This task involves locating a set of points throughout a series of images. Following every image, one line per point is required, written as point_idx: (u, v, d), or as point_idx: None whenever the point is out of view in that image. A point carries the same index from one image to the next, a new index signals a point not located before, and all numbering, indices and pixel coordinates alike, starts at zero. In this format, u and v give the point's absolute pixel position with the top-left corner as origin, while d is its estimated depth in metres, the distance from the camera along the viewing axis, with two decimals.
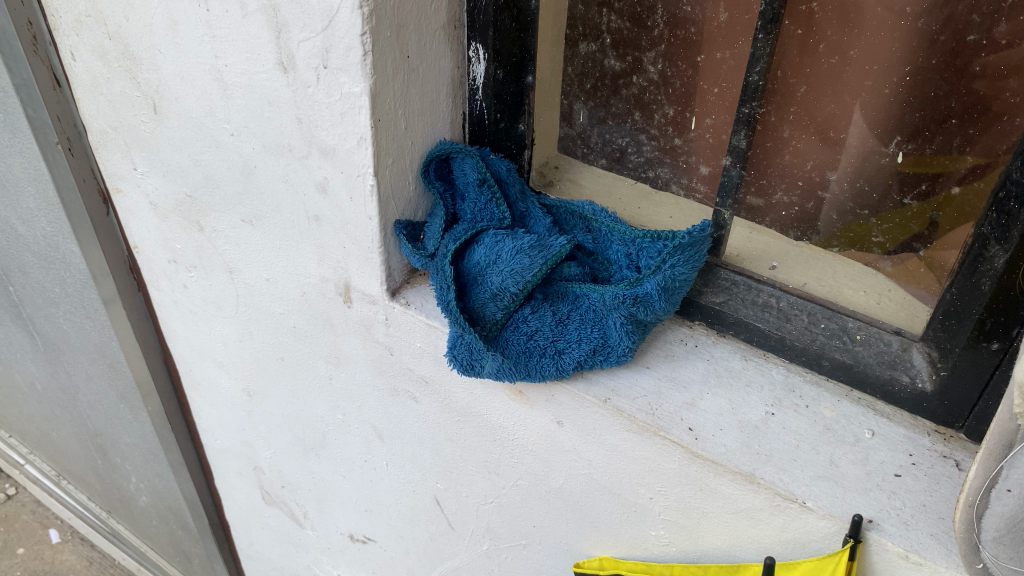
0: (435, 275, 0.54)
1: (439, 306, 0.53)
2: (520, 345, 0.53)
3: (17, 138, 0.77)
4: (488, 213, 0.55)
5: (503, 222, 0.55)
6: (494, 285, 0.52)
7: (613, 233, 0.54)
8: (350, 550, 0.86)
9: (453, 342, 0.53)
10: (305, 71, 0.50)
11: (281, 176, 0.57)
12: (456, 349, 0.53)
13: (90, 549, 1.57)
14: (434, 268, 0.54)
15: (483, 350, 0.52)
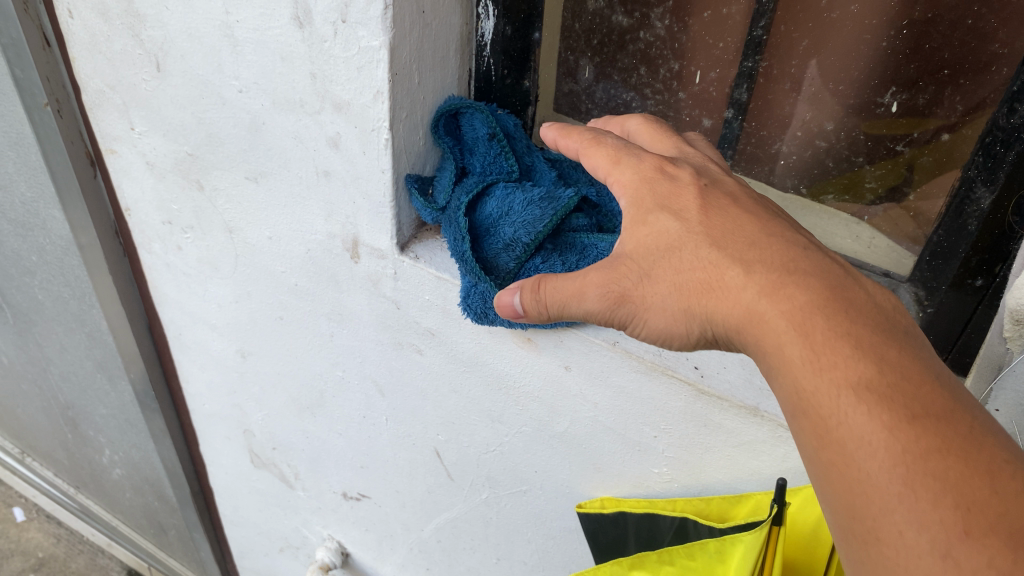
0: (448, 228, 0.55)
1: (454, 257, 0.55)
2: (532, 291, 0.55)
3: None
4: (497, 166, 0.57)
5: (513, 175, 0.57)
6: (507, 235, 0.54)
7: None
8: (342, 508, 0.89)
9: (467, 292, 0.54)
10: (322, 26, 0.51)
11: (290, 132, 0.58)
12: (470, 299, 0.54)
13: (57, 526, 1.56)
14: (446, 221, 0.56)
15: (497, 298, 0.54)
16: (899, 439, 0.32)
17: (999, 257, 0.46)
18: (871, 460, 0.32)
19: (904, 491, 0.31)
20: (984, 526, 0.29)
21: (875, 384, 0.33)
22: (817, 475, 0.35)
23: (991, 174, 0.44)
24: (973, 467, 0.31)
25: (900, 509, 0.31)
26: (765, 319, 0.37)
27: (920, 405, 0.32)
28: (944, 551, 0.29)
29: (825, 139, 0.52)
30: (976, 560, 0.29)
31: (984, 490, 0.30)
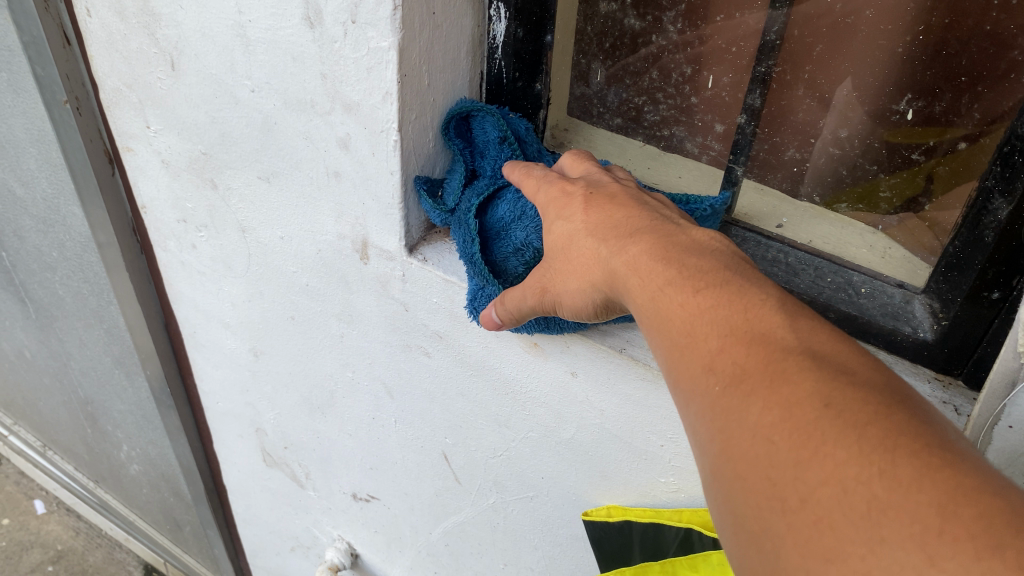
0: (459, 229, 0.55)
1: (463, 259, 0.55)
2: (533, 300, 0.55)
3: (21, 97, 0.77)
4: None
5: None
6: (517, 240, 0.53)
7: None
8: (352, 509, 0.89)
9: (475, 295, 0.55)
10: (332, 27, 0.51)
11: (301, 133, 0.58)
12: (476, 300, 0.55)
13: (76, 519, 1.58)
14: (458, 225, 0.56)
15: None
16: (686, 305, 0.35)
17: (1016, 269, 0.44)
18: (670, 329, 0.35)
19: (691, 343, 0.34)
20: (743, 350, 0.32)
21: (673, 272, 0.37)
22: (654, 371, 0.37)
23: (1010, 184, 0.42)
24: (740, 308, 0.34)
25: (688, 358, 0.34)
26: (613, 268, 0.41)
27: (705, 280, 0.36)
28: (717, 380, 0.32)
29: (839, 146, 0.51)
30: (735, 377, 0.32)
31: (746, 324, 0.33)
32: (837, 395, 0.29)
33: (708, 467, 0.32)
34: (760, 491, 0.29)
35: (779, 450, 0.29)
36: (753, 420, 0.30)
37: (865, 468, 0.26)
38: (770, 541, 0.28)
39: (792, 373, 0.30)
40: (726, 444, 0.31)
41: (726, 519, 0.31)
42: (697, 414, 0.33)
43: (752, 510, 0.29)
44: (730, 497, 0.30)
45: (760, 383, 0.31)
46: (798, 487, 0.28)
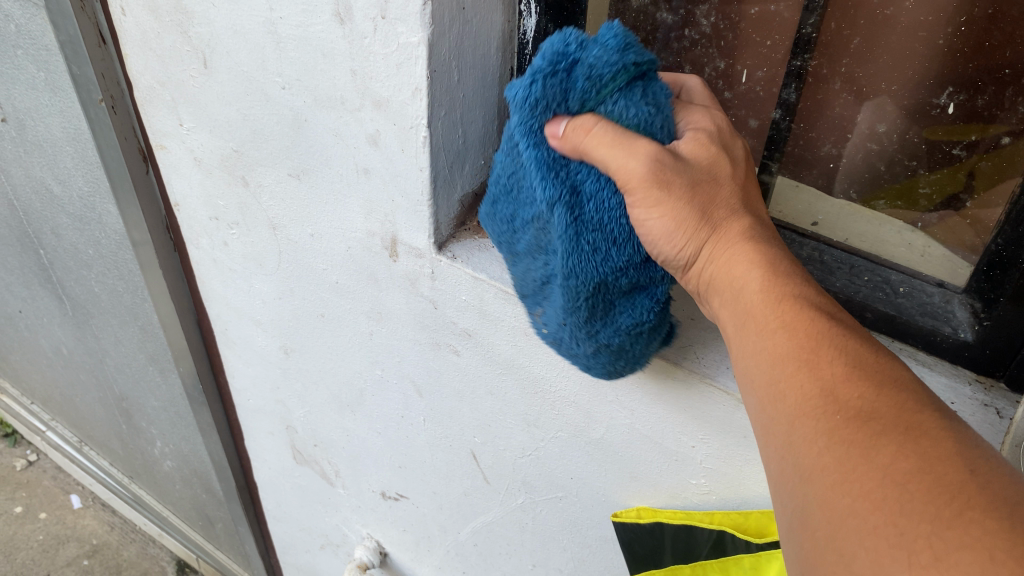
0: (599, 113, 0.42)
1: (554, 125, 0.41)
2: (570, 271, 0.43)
3: (59, 96, 0.78)
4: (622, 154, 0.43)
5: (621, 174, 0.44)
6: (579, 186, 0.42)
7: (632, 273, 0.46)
8: (381, 508, 0.89)
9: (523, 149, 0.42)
10: (362, 22, 0.51)
11: (331, 129, 0.58)
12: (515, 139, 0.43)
13: (111, 514, 1.61)
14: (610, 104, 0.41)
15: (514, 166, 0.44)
16: (822, 336, 0.35)
17: None
18: (783, 339, 0.36)
19: (810, 358, 0.35)
20: (872, 393, 0.33)
21: (797, 290, 0.38)
22: (741, 377, 0.38)
23: None
24: (875, 359, 0.34)
25: (808, 385, 0.34)
26: (729, 237, 0.40)
27: (840, 322, 0.36)
28: (839, 398, 0.33)
29: (877, 141, 0.50)
30: (863, 416, 0.32)
31: (881, 373, 0.34)
32: (973, 460, 0.30)
33: (802, 471, 0.33)
34: (861, 502, 0.30)
35: (910, 490, 0.29)
36: (880, 460, 0.30)
37: (976, 510, 0.28)
38: (861, 550, 0.29)
39: (928, 430, 0.31)
40: (832, 454, 0.32)
41: (813, 520, 0.32)
42: (800, 422, 0.34)
43: (861, 538, 0.30)
44: (835, 523, 0.31)
45: (893, 428, 0.31)
46: (906, 507, 0.29)
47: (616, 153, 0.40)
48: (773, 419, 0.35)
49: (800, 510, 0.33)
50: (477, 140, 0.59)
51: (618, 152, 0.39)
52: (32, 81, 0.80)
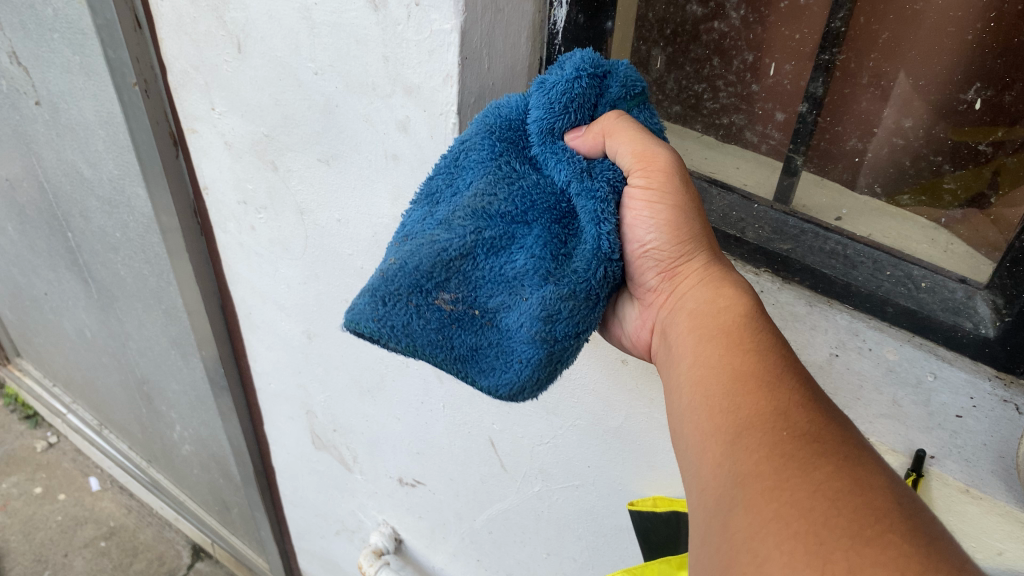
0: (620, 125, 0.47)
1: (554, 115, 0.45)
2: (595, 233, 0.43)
3: (93, 80, 0.80)
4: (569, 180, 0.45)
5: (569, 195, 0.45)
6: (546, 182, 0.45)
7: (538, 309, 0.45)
8: (398, 494, 0.90)
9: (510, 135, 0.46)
10: (396, 9, 0.52)
11: (362, 115, 0.59)
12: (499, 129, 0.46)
13: (128, 498, 1.63)
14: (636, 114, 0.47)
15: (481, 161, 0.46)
16: (784, 369, 0.40)
17: None
18: (750, 367, 0.40)
19: (770, 386, 0.39)
20: (819, 423, 0.37)
21: (766, 333, 0.42)
22: (693, 394, 0.42)
23: None
24: (822, 401, 0.39)
25: (765, 401, 0.38)
26: (698, 275, 0.45)
27: (796, 363, 0.41)
28: (788, 424, 0.37)
29: (902, 136, 0.50)
30: (806, 437, 0.36)
31: (828, 412, 0.38)
32: (898, 500, 0.34)
33: (735, 478, 0.36)
34: (788, 512, 0.34)
35: (840, 507, 0.33)
36: (819, 474, 0.35)
37: (893, 536, 0.32)
38: (777, 554, 0.33)
39: (861, 464, 0.36)
40: (772, 466, 0.35)
41: (736, 521, 0.35)
42: (745, 438, 0.37)
43: (777, 537, 0.33)
44: (752, 518, 0.34)
45: (832, 454, 0.36)
46: (832, 525, 0.33)
47: (645, 138, 0.44)
48: (718, 432, 0.39)
49: (718, 504, 0.37)
50: None
51: (630, 143, 0.43)
52: (67, 65, 0.82)
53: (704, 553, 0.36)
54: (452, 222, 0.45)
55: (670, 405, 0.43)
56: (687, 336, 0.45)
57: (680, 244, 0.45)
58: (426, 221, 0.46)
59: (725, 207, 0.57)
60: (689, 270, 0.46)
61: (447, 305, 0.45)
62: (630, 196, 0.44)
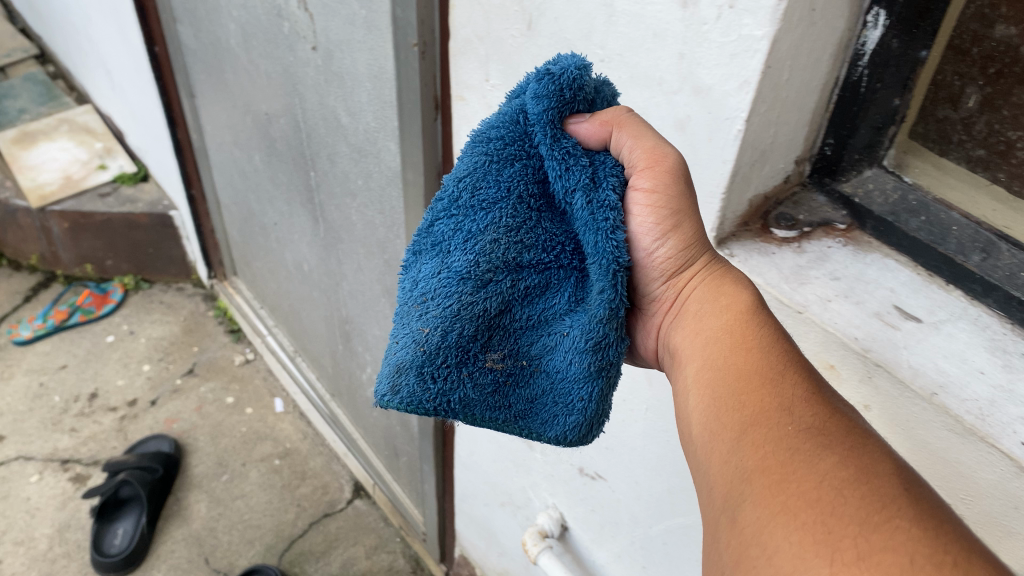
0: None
1: (546, 146, 0.51)
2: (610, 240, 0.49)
3: (372, 35, 0.85)
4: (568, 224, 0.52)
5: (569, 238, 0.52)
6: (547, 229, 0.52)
7: (559, 348, 0.52)
8: (575, 483, 0.90)
9: (502, 179, 0.52)
10: (706, 9, 0.51)
11: (639, 108, 0.59)
12: (502, 168, 0.52)
13: (306, 425, 1.77)
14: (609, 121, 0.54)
15: (480, 214, 0.52)
16: (788, 371, 0.46)
17: None
18: (754, 365, 0.47)
19: (772, 382, 0.45)
20: (818, 416, 0.43)
21: (770, 328, 0.49)
22: (705, 393, 0.48)
23: None
24: (821, 392, 0.45)
25: (766, 404, 0.45)
26: (708, 281, 0.52)
27: (800, 360, 0.47)
28: (785, 419, 0.43)
29: None
30: (808, 434, 0.42)
31: (827, 401, 0.44)
32: (905, 480, 0.39)
33: (741, 474, 0.43)
34: (793, 501, 0.40)
35: (848, 497, 0.39)
36: (823, 466, 0.40)
37: (902, 519, 0.37)
38: (787, 543, 0.38)
39: (866, 449, 0.41)
40: (774, 461, 0.42)
41: (747, 515, 0.41)
42: (748, 436, 0.44)
43: (791, 527, 0.39)
44: (763, 513, 0.40)
45: (836, 444, 0.41)
46: (838, 511, 0.38)
47: (652, 139, 0.50)
48: (724, 431, 0.45)
49: (729, 505, 0.43)
50: (785, 142, 0.57)
51: (640, 142, 0.50)
52: (351, 18, 0.87)
53: (718, 549, 0.42)
54: (471, 278, 0.51)
55: (684, 400, 0.50)
56: (695, 334, 0.52)
57: (685, 248, 0.52)
58: (436, 279, 0.53)
59: (1013, 265, 0.51)
60: (693, 272, 0.53)
61: (497, 363, 0.53)
62: (632, 199, 0.51)
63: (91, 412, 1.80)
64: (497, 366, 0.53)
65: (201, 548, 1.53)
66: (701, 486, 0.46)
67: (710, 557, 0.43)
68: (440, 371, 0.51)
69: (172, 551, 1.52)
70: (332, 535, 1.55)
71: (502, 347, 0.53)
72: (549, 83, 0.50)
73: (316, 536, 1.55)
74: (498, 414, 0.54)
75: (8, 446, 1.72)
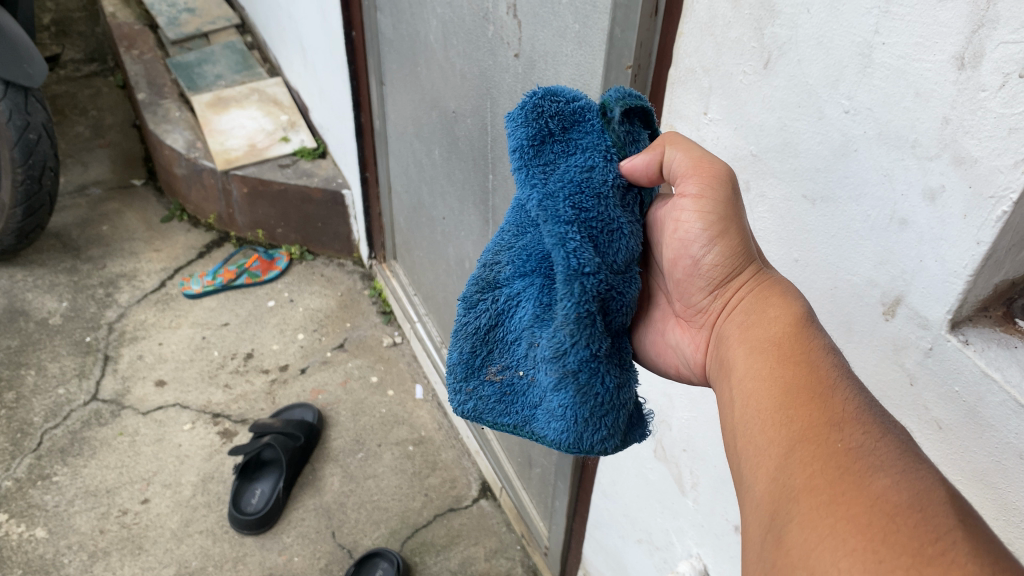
0: (586, 153, 0.64)
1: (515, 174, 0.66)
2: (560, 257, 0.61)
3: (582, 51, 0.82)
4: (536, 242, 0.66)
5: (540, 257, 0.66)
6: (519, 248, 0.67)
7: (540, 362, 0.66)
8: (726, 539, 0.85)
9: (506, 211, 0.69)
10: (988, 74, 0.45)
11: (882, 168, 0.54)
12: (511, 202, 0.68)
13: (442, 416, 1.79)
14: (598, 139, 0.64)
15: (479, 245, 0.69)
16: (841, 394, 0.51)
17: None
18: (803, 384, 0.53)
19: (822, 402, 0.51)
20: (866, 436, 0.48)
21: (814, 345, 0.55)
22: (759, 409, 0.54)
23: None
24: (870, 408, 0.50)
25: (818, 423, 0.50)
26: (756, 297, 0.61)
27: (851, 381, 0.53)
28: (834, 439, 0.49)
29: None
30: (855, 456, 0.47)
31: (876, 418, 0.50)
32: (953, 503, 0.44)
33: (790, 492, 0.48)
34: (842, 523, 0.44)
35: (896, 522, 0.43)
36: (873, 491, 0.45)
37: (955, 550, 0.41)
38: (836, 567, 0.43)
39: (917, 471, 0.46)
40: (824, 482, 0.47)
41: (796, 533, 0.46)
42: (798, 453, 0.50)
43: (843, 547, 0.43)
44: (813, 531, 0.45)
45: (886, 466, 0.46)
46: (889, 537, 0.43)
47: (702, 154, 0.61)
48: (774, 446, 0.51)
49: (777, 521, 0.48)
50: None
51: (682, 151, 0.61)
52: (563, 30, 0.85)
53: (764, 563, 0.48)
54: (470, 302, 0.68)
55: (736, 410, 0.56)
56: (742, 340, 0.61)
57: (729, 260, 0.62)
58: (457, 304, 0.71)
59: None
60: (744, 283, 0.62)
61: (497, 376, 0.69)
62: (687, 201, 0.61)
63: (244, 371, 1.89)
64: (500, 377, 0.69)
65: (329, 520, 1.57)
66: (748, 499, 0.52)
67: (755, 563, 0.49)
68: (454, 385, 0.70)
69: (302, 519, 1.57)
70: (454, 531, 1.56)
71: (502, 361, 0.69)
72: (515, 114, 0.65)
73: (439, 529, 1.56)
74: (508, 418, 0.69)
75: (168, 392, 1.83)
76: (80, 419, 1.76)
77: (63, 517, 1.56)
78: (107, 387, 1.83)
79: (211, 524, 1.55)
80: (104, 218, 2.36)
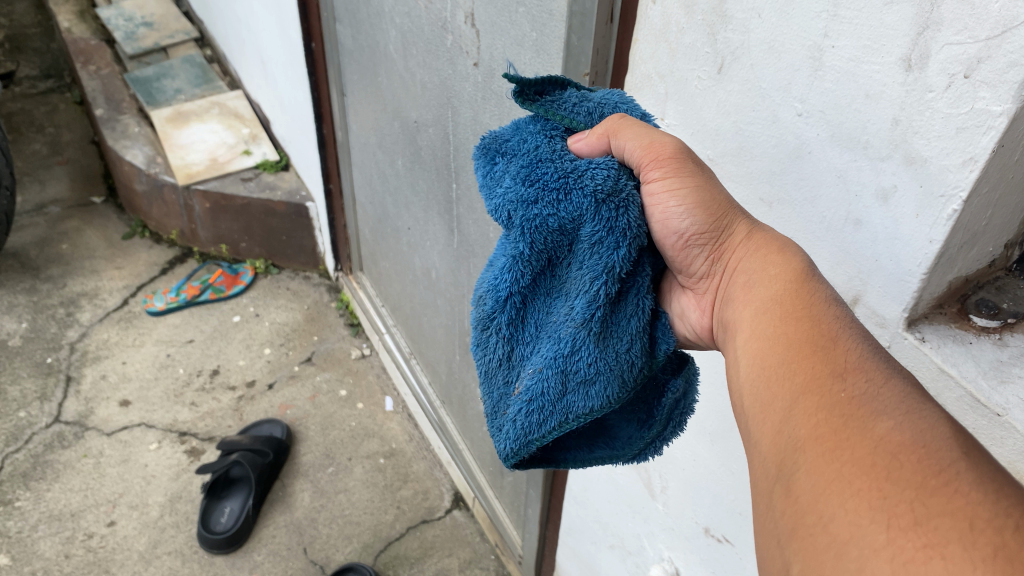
0: (528, 141, 0.62)
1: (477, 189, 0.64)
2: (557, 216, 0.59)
3: (540, 59, 0.82)
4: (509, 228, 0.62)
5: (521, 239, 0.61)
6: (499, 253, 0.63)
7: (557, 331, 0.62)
8: (698, 542, 0.85)
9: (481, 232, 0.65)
10: (935, 75, 0.46)
11: (836, 169, 0.54)
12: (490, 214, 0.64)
13: (413, 427, 1.79)
14: (537, 127, 0.63)
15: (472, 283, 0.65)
16: (845, 345, 0.49)
17: None
18: (806, 337, 0.50)
19: (827, 354, 0.49)
20: (871, 384, 0.46)
21: (815, 296, 0.52)
22: (763, 366, 0.52)
23: None
24: (874, 355, 0.48)
25: (822, 375, 0.48)
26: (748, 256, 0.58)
27: (856, 329, 0.50)
28: (837, 388, 0.46)
29: None
30: (859, 405, 0.45)
31: (880, 366, 0.47)
32: (964, 442, 0.42)
33: (795, 443, 0.46)
34: (848, 468, 0.42)
35: (902, 462, 0.41)
36: (877, 435, 0.43)
37: (961, 485, 0.39)
38: (843, 510, 0.41)
39: (924, 413, 0.44)
40: (828, 431, 0.44)
41: (802, 482, 0.44)
42: (801, 406, 0.47)
43: (849, 490, 0.41)
44: (818, 479, 0.43)
45: (892, 410, 0.44)
46: (894, 477, 0.40)
47: (645, 135, 0.58)
48: (777, 400, 0.49)
49: (784, 474, 0.45)
50: (1000, 225, 0.52)
51: (630, 140, 0.58)
52: (521, 39, 0.85)
53: (774, 516, 0.45)
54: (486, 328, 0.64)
55: (740, 369, 0.54)
56: (745, 302, 0.57)
57: (717, 220, 0.58)
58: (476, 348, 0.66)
59: None
60: (735, 243, 0.58)
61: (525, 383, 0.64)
62: (652, 191, 0.58)
63: (210, 388, 1.87)
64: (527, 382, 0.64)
65: (301, 537, 1.55)
66: (756, 456, 0.49)
67: (763, 517, 0.46)
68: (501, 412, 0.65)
69: (273, 537, 1.55)
70: (427, 543, 1.54)
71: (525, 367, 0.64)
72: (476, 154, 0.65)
73: (413, 541, 1.55)
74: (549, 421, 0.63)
75: (133, 412, 1.80)
76: (43, 442, 1.72)
77: (26, 543, 1.52)
78: (70, 409, 1.80)
79: (179, 545, 1.53)
80: (63, 236, 2.32)
